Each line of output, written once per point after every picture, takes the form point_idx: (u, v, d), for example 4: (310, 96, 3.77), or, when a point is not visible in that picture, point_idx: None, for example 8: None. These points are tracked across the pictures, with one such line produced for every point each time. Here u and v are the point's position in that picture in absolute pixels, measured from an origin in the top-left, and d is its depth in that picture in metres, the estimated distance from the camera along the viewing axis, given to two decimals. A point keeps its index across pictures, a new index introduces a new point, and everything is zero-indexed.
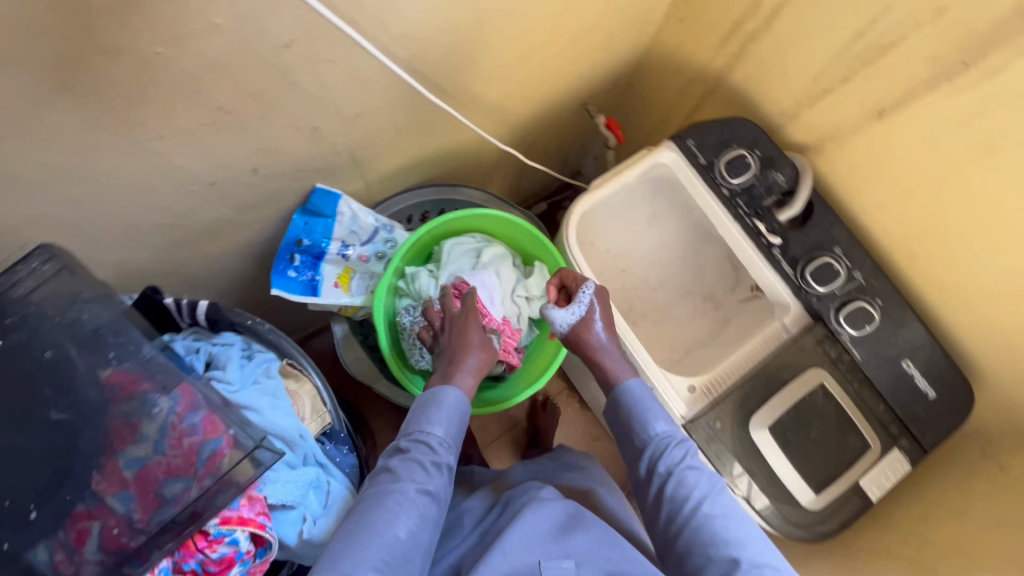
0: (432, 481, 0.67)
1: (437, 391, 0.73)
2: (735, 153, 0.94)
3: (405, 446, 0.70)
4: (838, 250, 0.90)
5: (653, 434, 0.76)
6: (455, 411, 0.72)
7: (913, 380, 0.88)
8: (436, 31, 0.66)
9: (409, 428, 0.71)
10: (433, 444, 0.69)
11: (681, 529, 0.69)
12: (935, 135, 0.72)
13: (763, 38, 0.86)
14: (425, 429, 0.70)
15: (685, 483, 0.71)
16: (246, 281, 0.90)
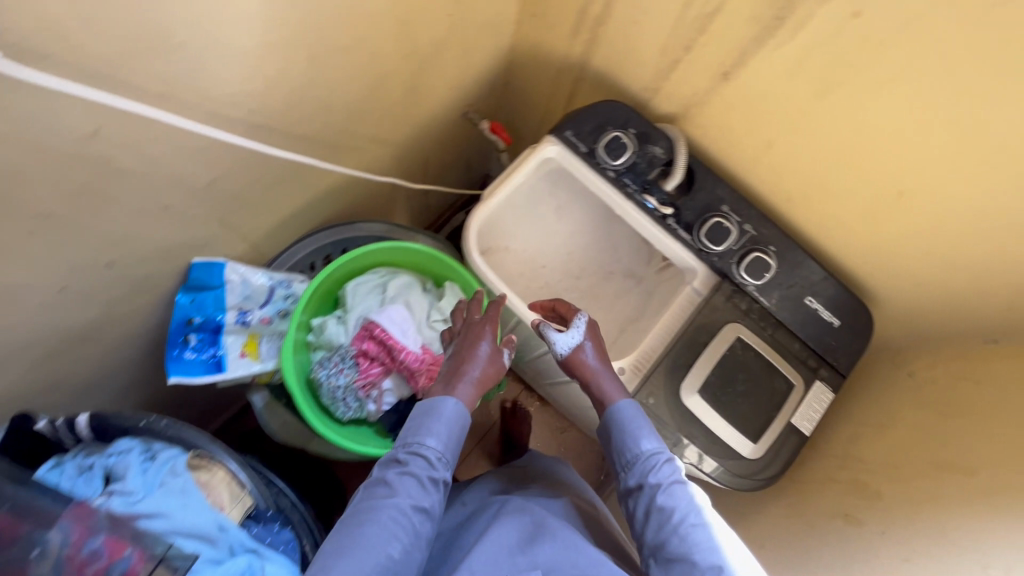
0: (426, 494, 0.70)
1: (437, 401, 0.76)
2: (612, 134, 0.95)
3: (403, 457, 0.73)
4: (726, 208, 0.93)
5: (643, 448, 0.79)
6: (453, 424, 0.76)
7: (818, 314, 0.93)
8: (266, 83, 0.64)
9: (407, 440, 0.75)
10: (431, 458, 0.73)
11: (665, 534, 0.71)
12: (775, 87, 0.75)
13: (608, 21, 0.87)
14: (423, 442, 0.74)
15: (671, 496, 0.73)
16: (142, 375, 0.85)
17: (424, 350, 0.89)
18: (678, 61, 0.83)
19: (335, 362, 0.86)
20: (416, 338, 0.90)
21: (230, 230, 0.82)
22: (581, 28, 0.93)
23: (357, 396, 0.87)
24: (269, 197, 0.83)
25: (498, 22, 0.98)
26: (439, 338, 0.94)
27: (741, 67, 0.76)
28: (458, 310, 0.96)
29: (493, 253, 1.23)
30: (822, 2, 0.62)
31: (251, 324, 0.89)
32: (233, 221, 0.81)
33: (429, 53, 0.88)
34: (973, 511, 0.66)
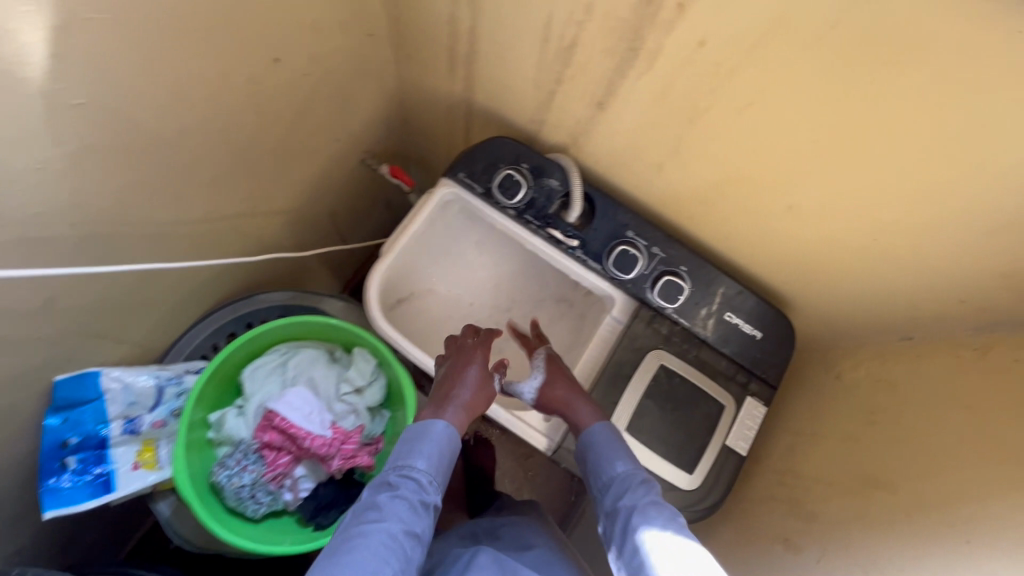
0: (416, 515, 0.72)
1: (426, 424, 0.81)
2: (505, 172, 0.91)
3: (394, 481, 0.76)
4: (631, 234, 0.90)
5: (614, 471, 0.78)
6: (443, 448, 0.80)
7: (739, 329, 0.90)
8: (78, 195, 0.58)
9: (398, 466, 0.78)
10: (422, 482, 0.76)
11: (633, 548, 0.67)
12: (647, 117, 0.71)
13: (477, 59, 0.83)
14: (413, 465, 0.78)
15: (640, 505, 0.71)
16: (28, 502, 0.78)
17: (334, 429, 0.85)
18: (552, 95, 0.79)
19: (237, 459, 0.81)
20: (323, 418, 0.85)
21: (97, 338, 0.76)
22: (455, 66, 0.88)
23: (267, 490, 0.82)
24: (135, 294, 0.77)
25: (369, 68, 0.93)
26: (352, 410, 0.89)
27: (610, 98, 0.72)
28: (370, 377, 0.91)
29: (415, 298, 1.18)
30: (664, 34, 0.58)
31: (142, 430, 0.83)
32: (97, 329, 0.75)
33: (288, 116, 0.82)
34: (900, 534, 0.63)
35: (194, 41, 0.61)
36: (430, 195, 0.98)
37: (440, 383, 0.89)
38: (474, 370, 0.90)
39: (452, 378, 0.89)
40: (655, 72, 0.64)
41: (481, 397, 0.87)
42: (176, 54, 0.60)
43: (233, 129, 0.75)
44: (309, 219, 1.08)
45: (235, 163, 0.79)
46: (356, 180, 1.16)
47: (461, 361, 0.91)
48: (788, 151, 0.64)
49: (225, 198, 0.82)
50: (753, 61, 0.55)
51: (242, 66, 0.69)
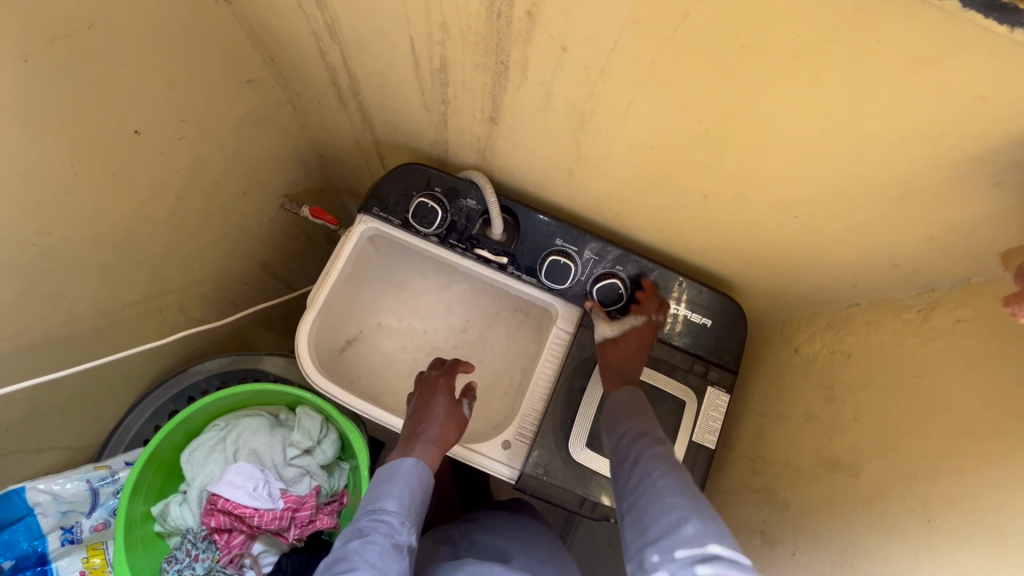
0: (391, 560, 0.64)
1: (397, 462, 0.76)
2: (418, 201, 0.86)
3: (365, 526, 0.69)
4: (560, 242, 0.86)
5: (637, 425, 0.75)
6: (413, 485, 0.74)
7: (687, 319, 0.88)
8: None
9: (369, 508, 0.71)
10: (392, 521, 0.69)
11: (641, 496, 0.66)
12: (540, 123, 0.67)
13: (363, 90, 0.78)
14: (384, 506, 0.71)
15: (657, 459, 0.69)
16: None
17: (285, 497, 0.81)
18: (447, 115, 0.74)
19: (187, 549, 0.80)
20: (271, 489, 0.81)
21: (11, 454, 0.72)
22: (346, 98, 0.83)
23: (226, 572, 0.80)
24: (48, 401, 0.73)
25: (260, 113, 0.88)
26: (305, 473, 0.85)
27: (503, 112, 0.68)
28: (318, 435, 0.87)
29: (366, 335, 1.15)
30: (526, 44, 0.54)
31: (83, 536, 0.84)
32: (10, 445, 0.71)
33: (177, 184, 0.78)
34: (865, 518, 0.61)
35: (35, 140, 0.56)
36: (347, 235, 0.90)
37: (410, 420, 0.84)
38: (440, 404, 0.86)
39: (420, 413, 0.84)
40: (532, 83, 0.60)
41: (453, 427, 0.83)
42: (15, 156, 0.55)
43: (115, 212, 0.70)
44: (237, 275, 1.04)
45: (128, 244, 0.75)
46: (281, 225, 1.11)
47: (426, 395, 0.86)
48: (684, 144, 0.60)
49: (127, 281, 0.78)
50: (626, 61, 0.51)
51: (104, 148, 0.64)
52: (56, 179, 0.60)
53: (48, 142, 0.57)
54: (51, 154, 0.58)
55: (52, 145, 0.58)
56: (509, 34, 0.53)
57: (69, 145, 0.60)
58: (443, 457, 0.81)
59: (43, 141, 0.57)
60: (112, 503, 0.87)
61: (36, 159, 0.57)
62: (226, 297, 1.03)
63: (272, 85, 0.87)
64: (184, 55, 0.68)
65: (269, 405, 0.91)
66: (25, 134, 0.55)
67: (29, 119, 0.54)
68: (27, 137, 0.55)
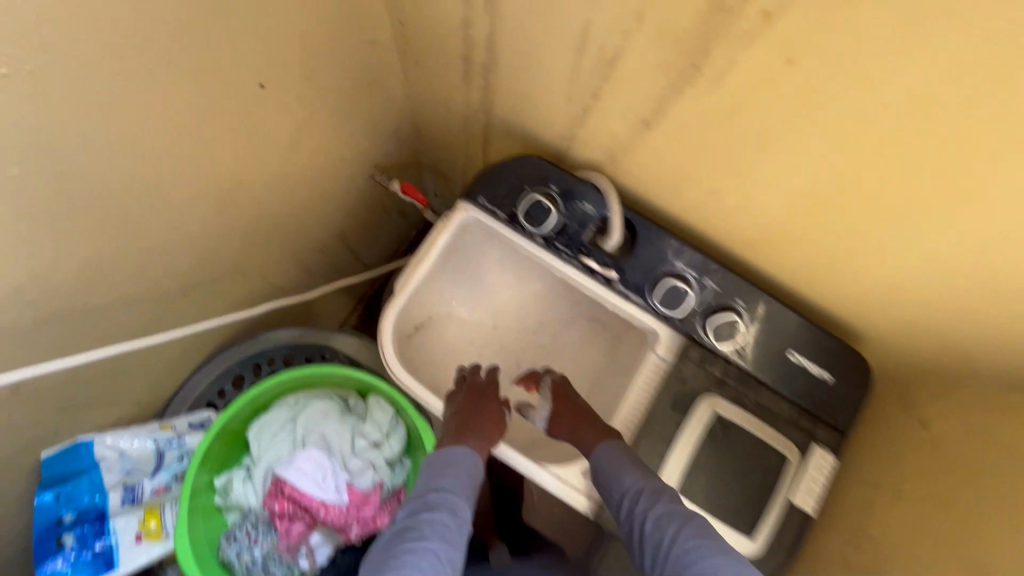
0: (459, 544, 0.62)
1: (454, 450, 0.72)
2: (529, 197, 0.79)
3: (429, 503, 0.65)
4: (678, 264, 0.78)
5: (631, 479, 0.71)
6: (473, 472, 0.71)
7: (805, 370, 0.79)
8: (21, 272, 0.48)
9: (431, 485, 0.68)
10: (458, 501, 0.66)
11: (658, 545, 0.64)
12: (708, 135, 0.59)
13: (497, 70, 0.71)
14: (447, 486, 0.68)
15: (669, 521, 0.65)
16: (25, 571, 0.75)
17: (349, 490, 0.77)
18: (591, 110, 0.67)
19: (247, 530, 0.76)
20: (338, 482, 0.77)
21: (85, 406, 0.69)
22: (471, 73, 0.76)
23: (282, 560, 0.77)
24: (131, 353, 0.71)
25: (375, 77, 0.82)
26: (371, 466, 0.80)
27: (665, 116, 0.60)
28: (387, 428, 0.82)
29: (435, 323, 1.07)
30: (739, 48, 0.46)
31: (143, 498, 0.80)
32: (87, 396, 0.68)
33: (287, 143, 0.73)
34: None
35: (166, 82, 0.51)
36: (445, 224, 0.84)
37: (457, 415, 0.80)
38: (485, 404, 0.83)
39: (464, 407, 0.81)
40: (728, 89, 0.52)
41: (497, 425, 0.79)
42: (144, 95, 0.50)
43: (226, 168, 0.65)
44: (319, 243, 0.99)
45: (230, 203, 0.70)
46: (366, 196, 1.06)
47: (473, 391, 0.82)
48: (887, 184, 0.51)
49: (222, 239, 0.73)
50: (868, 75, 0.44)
51: (230, 99, 0.59)
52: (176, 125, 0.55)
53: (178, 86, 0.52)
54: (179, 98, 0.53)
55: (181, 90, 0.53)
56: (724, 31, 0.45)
57: (196, 92, 0.55)
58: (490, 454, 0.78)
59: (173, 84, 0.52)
60: (175, 466, 0.82)
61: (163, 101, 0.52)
62: (304, 265, 0.99)
63: (393, 50, 0.80)
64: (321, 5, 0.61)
65: (339, 387, 0.86)
66: (157, 73, 0.49)
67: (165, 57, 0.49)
68: (159, 78, 0.50)
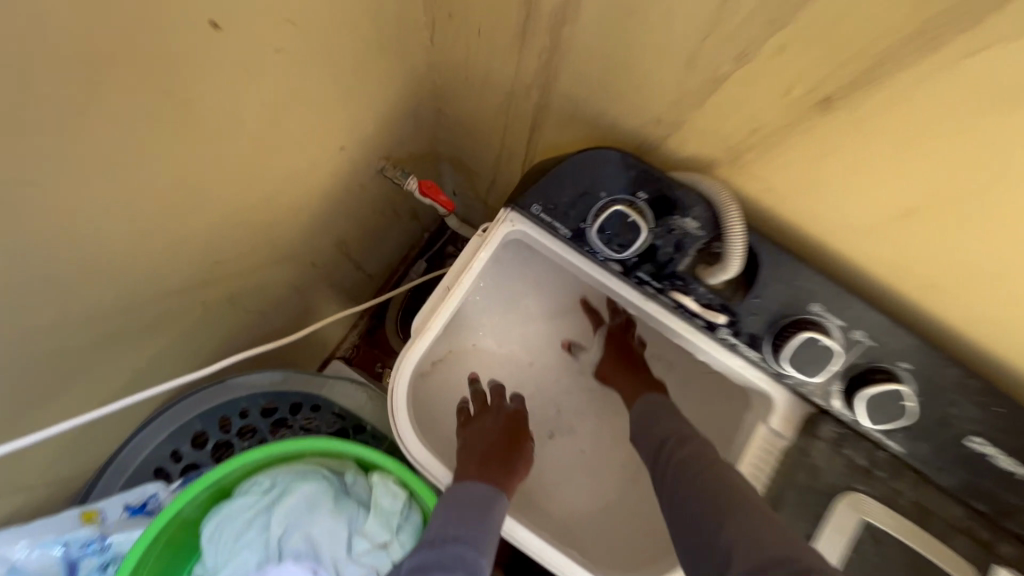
0: None
1: (488, 494, 0.55)
2: (605, 208, 0.56)
3: (442, 561, 0.50)
4: (818, 309, 0.54)
5: (671, 426, 0.63)
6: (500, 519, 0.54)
7: (993, 462, 0.53)
8: None
9: (448, 534, 0.51)
10: (478, 564, 0.50)
11: (698, 513, 0.51)
12: (938, 119, 0.37)
13: (575, 19, 0.48)
14: (468, 541, 0.51)
15: (694, 460, 0.56)
16: None
17: None
18: (720, 81, 0.44)
19: None
20: None
21: None
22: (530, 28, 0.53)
23: None
24: (20, 413, 0.49)
25: (390, 34, 0.58)
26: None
27: (864, 86, 0.38)
28: (397, 522, 0.59)
29: (454, 359, 0.77)
30: None
31: None
32: None
33: (254, 122, 0.49)
34: None
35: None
36: (483, 241, 0.62)
37: (474, 446, 0.62)
38: None
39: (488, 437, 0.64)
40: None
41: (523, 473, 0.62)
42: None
43: (145, 155, 0.42)
44: (310, 254, 0.76)
45: (161, 207, 0.47)
46: (374, 194, 0.82)
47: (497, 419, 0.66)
48: None
49: (153, 256, 0.50)
50: None
51: (138, 40, 0.35)
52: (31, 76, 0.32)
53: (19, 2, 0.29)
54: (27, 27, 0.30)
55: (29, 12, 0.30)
56: None
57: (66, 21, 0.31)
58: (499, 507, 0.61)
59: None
60: None
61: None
62: (290, 282, 0.76)
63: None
64: None
65: (331, 458, 0.63)
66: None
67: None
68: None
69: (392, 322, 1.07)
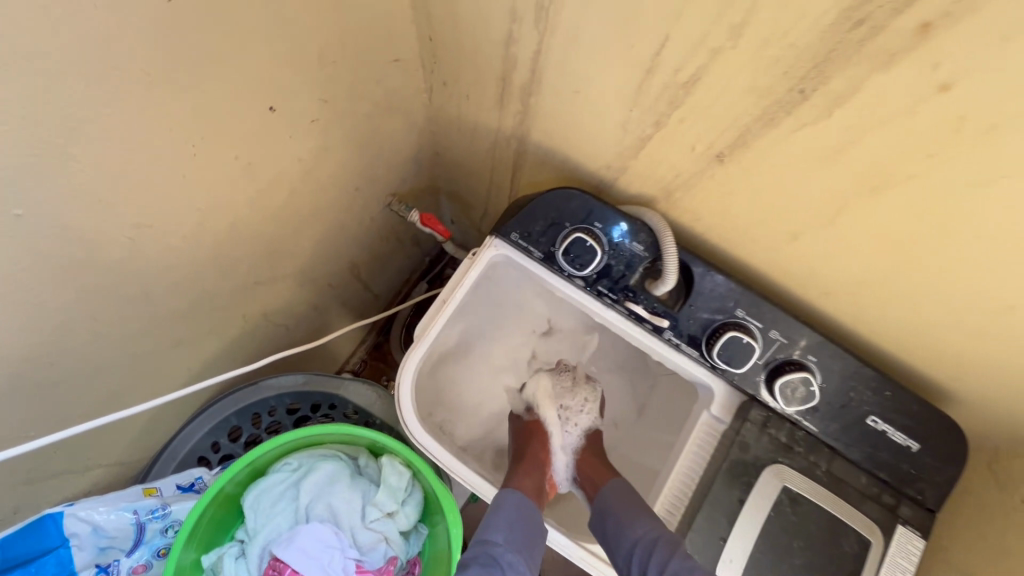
0: None
1: (499, 495, 0.65)
2: (570, 236, 0.70)
3: (468, 555, 0.60)
4: (741, 313, 0.68)
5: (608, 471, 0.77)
6: (521, 515, 0.63)
7: (887, 437, 0.68)
8: None
9: (477, 537, 0.61)
10: (497, 554, 0.59)
11: (611, 526, 0.69)
12: (797, 174, 0.48)
13: (540, 93, 0.61)
14: (492, 538, 0.60)
15: (642, 537, 0.65)
16: None
17: (359, 568, 0.67)
18: (649, 140, 0.57)
19: None
20: (345, 563, 0.66)
21: (51, 477, 0.58)
22: (508, 96, 0.66)
23: None
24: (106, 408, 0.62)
25: (397, 100, 0.73)
26: (382, 539, 0.70)
27: (740, 147, 0.50)
28: (402, 496, 0.72)
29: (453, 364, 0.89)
30: (868, 71, 0.36)
31: None
32: (60, 464, 0.59)
33: (293, 174, 0.63)
34: None
35: (131, 98, 0.40)
36: (473, 261, 0.76)
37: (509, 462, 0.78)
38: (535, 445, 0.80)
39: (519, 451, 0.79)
40: (847, 110, 0.40)
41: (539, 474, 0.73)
42: (101, 118, 0.39)
43: (221, 203, 0.55)
44: (325, 276, 0.89)
45: (225, 242, 0.60)
46: (380, 224, 0.96)
47: (523, 438, 0.82)
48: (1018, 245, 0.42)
49: (213, 281, 0.63)
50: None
51: (224, 129, 0.49)
52: (150, 160, 0.45)
53: (153, 104, 0.42)
54: (153, 126, 0.43)
55: (158, 113, 0.43)
56: (863, 49, 0.35)
57: (179, 120, 0.45)
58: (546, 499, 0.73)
59: (146, 101, 0.41)
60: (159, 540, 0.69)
61: (130, 127, 0.42)
62: (309, 300, 0.88)
63: (416, 69, 0.71)
64: (340, 18, 0.52)
65: (346, 445, 0.76)
66: (123, 86, 0.39)
67: (133, 66, 0.38)
68: (125, 93, 0.39)
69: (397, 338, 1.19)
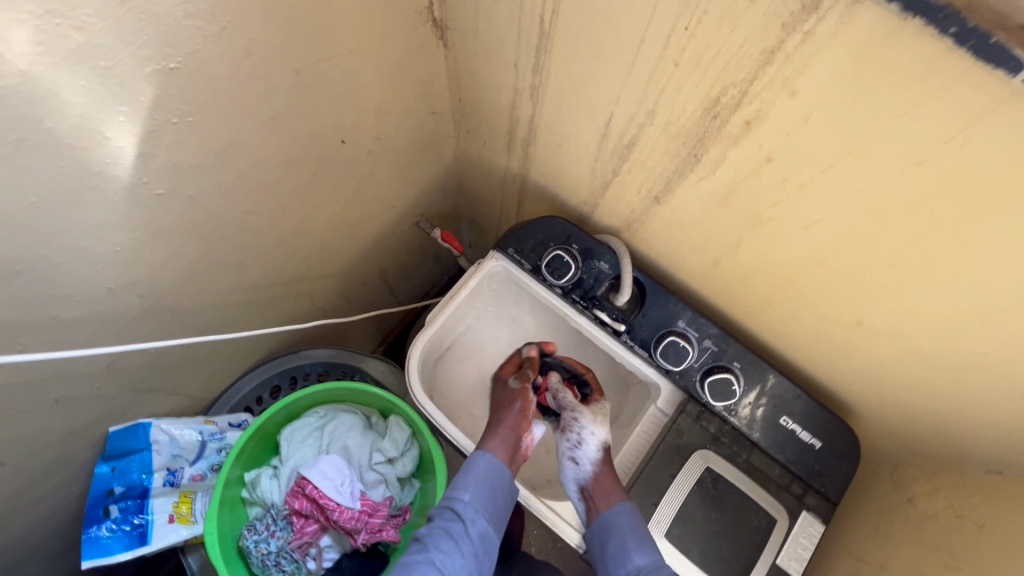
0: (458, 555, 0.72)
1: (470, 457, 0.81)
2: (553, 252, 0.90)
3: (440, 507, 0.78)
4: (681, 324, 0.87)
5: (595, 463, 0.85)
6: (485, 476, 0.79)
7: (796, 436, 0.84)
8: (139, 267, 0.61)
9: (447, 493, 0.79)
10: (460, 509, 0.76)
11: (603, 525, 0.78)
12: (706, 214, 0.68)
13: (535, 144, 0.83)
14: (459, 496, 0.78)
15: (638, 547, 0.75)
16: (68, 529, 0.84)
17: (362, 498, 0.84)
18: (611, 184, 0.78)
19: (267, 523, 0.85)
20: (352, 489, 0.84)
21: (151, 392, 0.78)
22: (514, 145, 0.88)
23: (293, 557, 0.84)
24: None
25: (431, 142, 0.95)
26: (382, 480, 0.88)
27: (669, 192, 0.70)
28: (403, 447, 0.90)
29: (454, 355, 1.07)
30: (731, 147, 0.56)
31: (181, 482, 0.87)
32: (162, 382, 0.79)
33: (349, 190, 0.85)
34: None
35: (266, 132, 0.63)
36: (477, 267, 0.95)
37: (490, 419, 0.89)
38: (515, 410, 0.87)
39: (500, 408, 0.89)
40: (724, 171, 0.59)
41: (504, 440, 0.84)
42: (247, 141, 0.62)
43: (300, 205, 0.78)
44: (360, 275, 1.10)
45: (297, 234, 0.82)
46: (408, 238, 1.18)
47: (504, 399, 0.90)
48: (848, 270, 0.60)
49: (283, 263, 0.85)
50: (818, 173, 0.51)
51: (312, 154, 0.72)
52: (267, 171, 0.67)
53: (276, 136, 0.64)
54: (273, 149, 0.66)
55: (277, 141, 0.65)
56: (722, 133, 0.55)
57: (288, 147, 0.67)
58: (516, 461, 0.85)
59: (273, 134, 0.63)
60: (214, 458, 0.90)
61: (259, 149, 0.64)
62: (346, 293, 1.10)
63: (449, 121, 0.94)
64: (398, 85, 0.76)
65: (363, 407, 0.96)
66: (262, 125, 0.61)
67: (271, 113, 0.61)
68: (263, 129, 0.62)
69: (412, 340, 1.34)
